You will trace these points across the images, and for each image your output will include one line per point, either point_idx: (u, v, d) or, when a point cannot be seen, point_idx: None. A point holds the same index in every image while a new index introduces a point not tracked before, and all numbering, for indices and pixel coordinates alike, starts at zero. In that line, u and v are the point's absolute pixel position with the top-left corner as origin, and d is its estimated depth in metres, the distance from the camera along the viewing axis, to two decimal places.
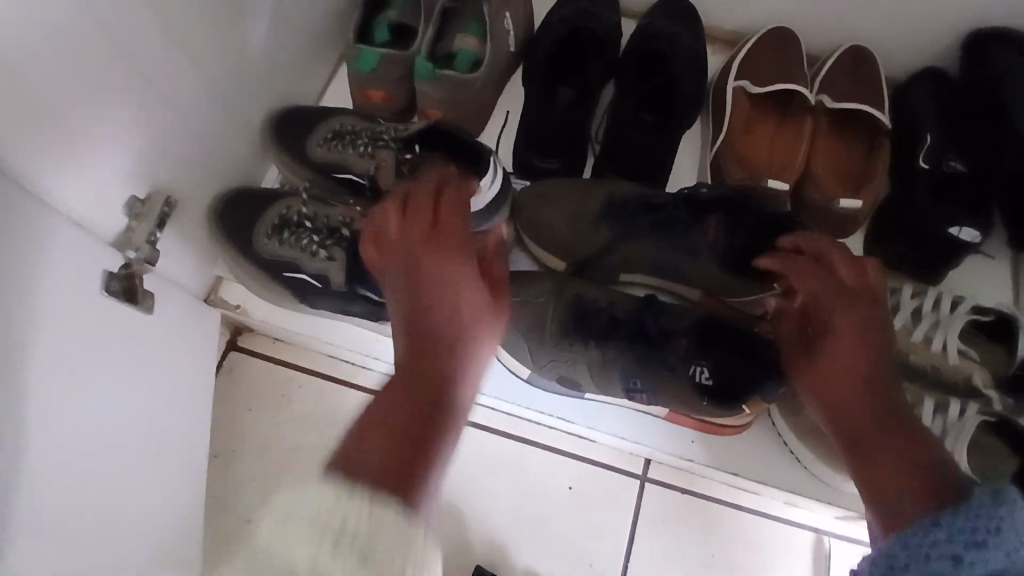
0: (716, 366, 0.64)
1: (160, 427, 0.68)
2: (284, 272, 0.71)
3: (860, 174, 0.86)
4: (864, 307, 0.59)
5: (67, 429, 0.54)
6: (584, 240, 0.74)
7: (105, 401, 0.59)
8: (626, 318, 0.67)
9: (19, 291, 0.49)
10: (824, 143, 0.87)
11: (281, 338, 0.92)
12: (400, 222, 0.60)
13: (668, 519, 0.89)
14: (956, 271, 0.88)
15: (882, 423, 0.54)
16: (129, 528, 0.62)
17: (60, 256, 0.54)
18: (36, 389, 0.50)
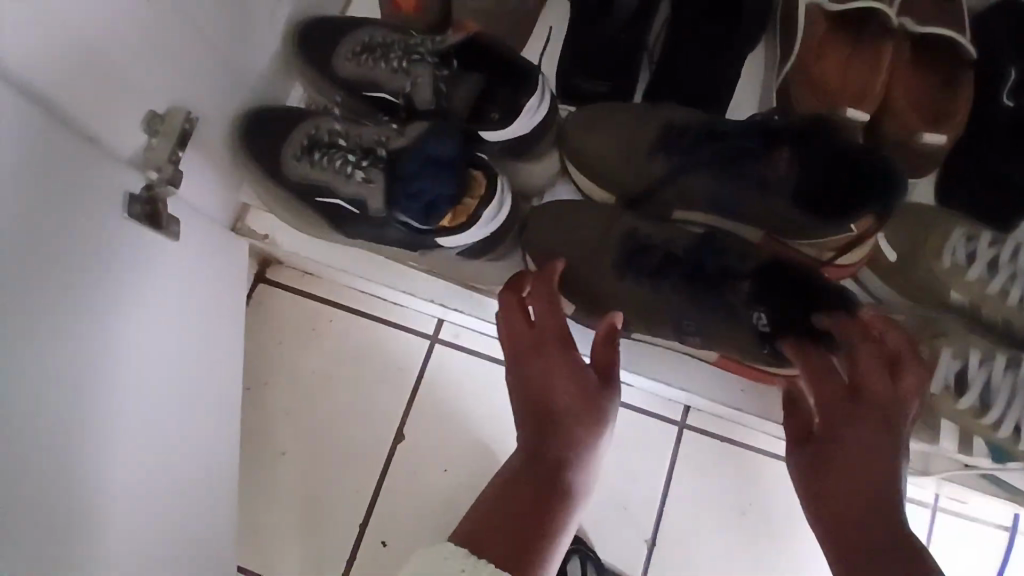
0: (778, 312, 0.60)
1: (189, 360, 0.66)
2: (317, 199, 0.66)
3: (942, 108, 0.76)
4: (897, 426, 0.55)
5: (93, 359, 0.51)
6: (635, 172, 0.67)
7: (129, 333, 0.56)
8: (682, 257, 0.62)
9: (22, 213, 0.44)
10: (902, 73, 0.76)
11: (309, 273, 0.89)
12: (521, 336, 0.63)
13: (705, 467, 0.86)
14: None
15: (885, 526, 0.51)
16: (165, 461, 0.61)
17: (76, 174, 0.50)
18: (49, 319, 0.47)
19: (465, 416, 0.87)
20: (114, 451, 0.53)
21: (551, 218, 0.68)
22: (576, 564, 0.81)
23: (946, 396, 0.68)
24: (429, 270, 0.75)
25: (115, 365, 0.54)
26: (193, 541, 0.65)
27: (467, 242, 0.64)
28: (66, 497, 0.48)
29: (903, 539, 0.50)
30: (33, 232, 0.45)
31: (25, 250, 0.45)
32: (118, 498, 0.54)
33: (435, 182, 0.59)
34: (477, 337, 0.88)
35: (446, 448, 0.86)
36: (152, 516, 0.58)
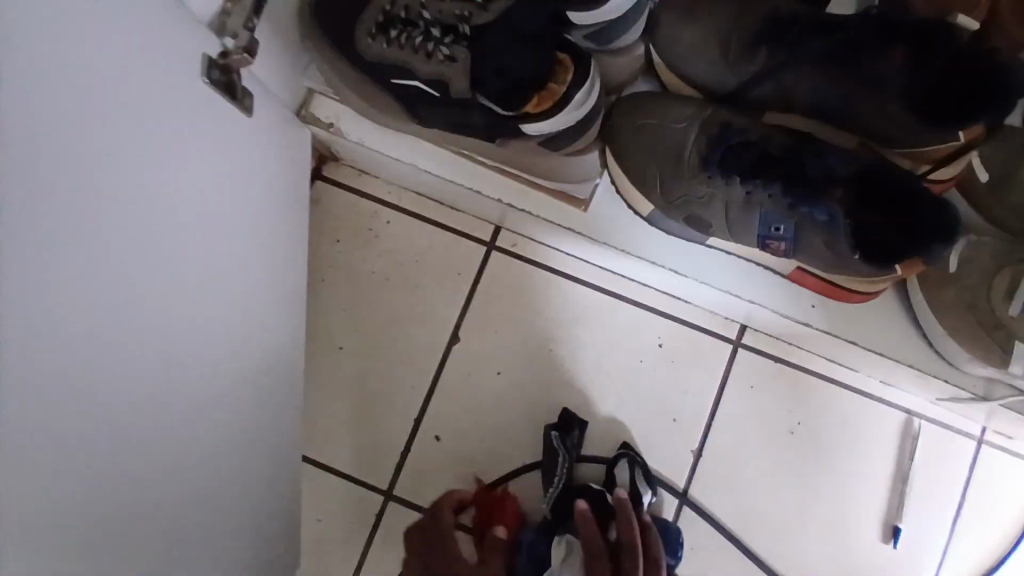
0: (873, 225, 0.58)
1: (257, 246, 0.66)
2: (393, 81, 0.64)
3: None
4: None
5: (183, 234, 0.51)
6: (731, 64, 0.64)
7: (203, 208, 0.54)
8: (780, 156, 0.60)
9: (115, 74, 0.41)
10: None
11: (366, 173, 0.87)
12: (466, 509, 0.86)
13: (756, 385, 0.86)
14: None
15: None
16: (238, 343, 0.62)
17: (174, 37, 0.48)
18: (142, 190, 0.45)
19: (518, 324, 0.87)
20: (193, 327, 0.53)
21: (642, 106, 0.66)
22: (623, 468, 0.83)
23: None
24: (500, 167, 0.72)
25: (196, 239, 0.53)
26: (257, 425, 0.67)
27: (554, 130, 0.63)
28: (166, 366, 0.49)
29: None
30: (124, 93, 0.42)
31: (118, 113, 0.42)
32: (204, 375, 0.55)
33: (530, 65, 0.57)
34: (535, 246, 0.87)
35: (499, 353, 0.87)
36: (230, 397, 0.60)
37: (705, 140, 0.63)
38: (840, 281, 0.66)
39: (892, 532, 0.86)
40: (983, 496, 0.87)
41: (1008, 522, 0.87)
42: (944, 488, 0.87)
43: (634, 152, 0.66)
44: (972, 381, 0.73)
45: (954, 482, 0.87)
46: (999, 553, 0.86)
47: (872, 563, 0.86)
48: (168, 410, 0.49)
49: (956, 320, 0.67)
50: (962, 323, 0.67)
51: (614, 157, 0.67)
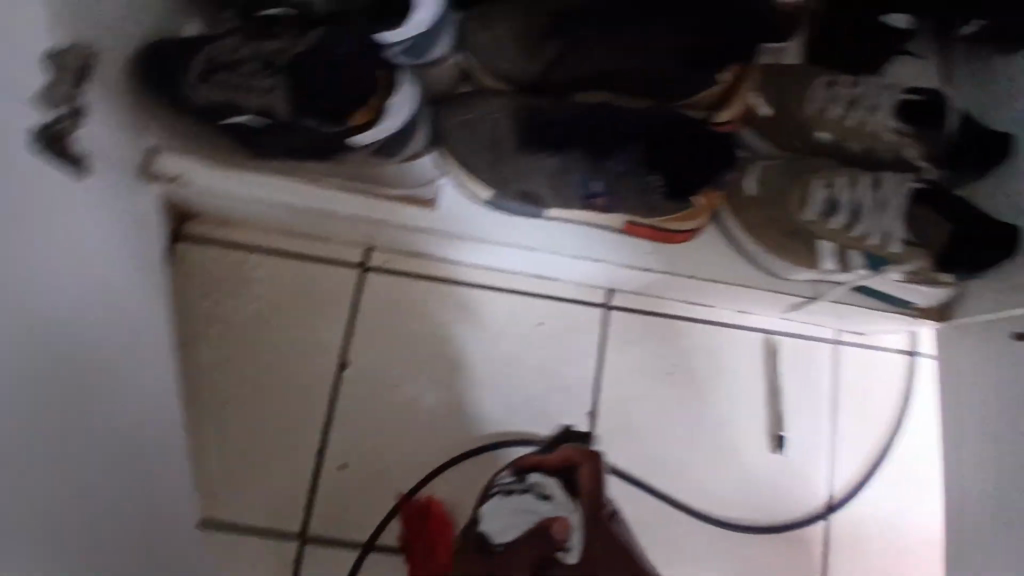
0: (671, 167, 0.68)
1: (136, 282, 0.67)
2: (227, 120, 0.68)
3: None
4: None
5: (56, 289, 0.50)
6: (531, 57, 0.72)
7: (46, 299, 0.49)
8: (581, 127, 0.69)
9: None
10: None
11: (229, 222, 0.90)
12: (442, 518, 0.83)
13: (632, 339, 0.94)
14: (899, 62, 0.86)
15: None
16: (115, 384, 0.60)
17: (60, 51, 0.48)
18: None
19: (406, 335, 0.90)
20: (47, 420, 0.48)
21: (458, 108, 0.73)
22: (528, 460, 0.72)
23: (819, 222, 0.74)
24: (346, 186, 0.76)
25: (39, 331, 0.48)
26: (138, 502, 0.63)
27: (381, 137, 0.70)
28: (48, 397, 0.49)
29: None
30: None
31: None
32: (72, 449, 0.52)
33: (344, 90, 0.63)
34: (407, 257, 0.91)
35: (391, 366, 0.89)
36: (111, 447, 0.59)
37: (519, 126, 0.70)
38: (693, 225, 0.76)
39: (779, 441, 0.95)
40: (853, 392, 0.98)
41: (873, 409, 0.97)
42: (818, 394, 0.97)
43: (460, 148, 0.73)
44: (802, 285, 0.81)
45: (820, 386, 0.97)
46: (876, 435, 0.97)
47: (771, 473, 0.94)
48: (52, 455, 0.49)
49: (763, 235, 0.76)
50: (775, 236, 0.75)
51: (447, 155, 0.74)
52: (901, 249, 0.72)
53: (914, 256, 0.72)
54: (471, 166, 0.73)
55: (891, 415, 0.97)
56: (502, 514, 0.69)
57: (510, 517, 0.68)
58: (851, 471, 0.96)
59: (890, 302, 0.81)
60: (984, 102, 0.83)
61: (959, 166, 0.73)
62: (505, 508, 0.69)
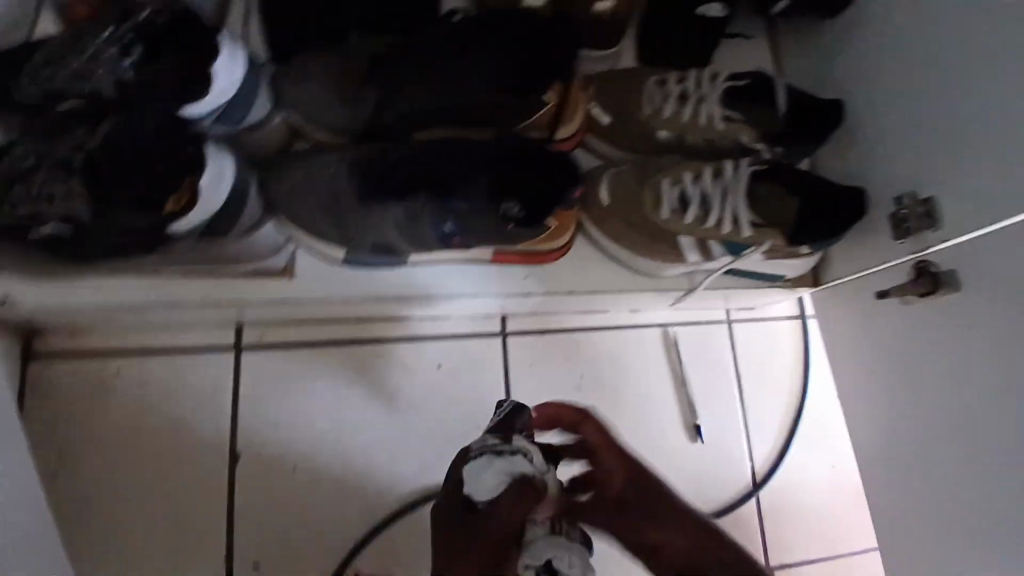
0: (516, 195, 0.68)
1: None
2: (29, 236, 0.61)
3: None
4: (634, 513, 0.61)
5: None
6: (360, 108, 0.70)
7: None
8: (420, 170, 0.67)
9: None
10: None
11: (82, 329, 0.82)
12: None
13: (536, 361, 0.93)
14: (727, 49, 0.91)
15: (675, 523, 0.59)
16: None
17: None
18: None
19: (301, 407, 0.86)
20: None
21: (291, 172, 0.70)
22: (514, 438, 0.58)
23: (675, 219, 0.74)
24: (189, 271, 0.71)
25: None
26: None
27: (201, 220, 0.63)
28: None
29: (665, 516, 0.59)
30: None
31: None
32: None
33: (149, 185, 0.60)
34: (286, 327, 0.87)
35: (292, 443, 0.84)
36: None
37: (358, 179, 0.67)
38: (559, 244, 0.76)
39: (697, 430, 0.95)
40: (758, 366, 1.00)
41: (778, 378, 1.00)
42: (722, 373, 0.98)
43: (304, 212, 0.69)
44: (678, 279, 0.81)
45: (725, 367, 0.99)
46: (790, 403, 0.99)
47: (697, 465, 0.95)
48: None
49: (626, 240, 0.77)
50: (638, 239, 0.76)
51: (290, 222, 0.70)
52: (750, 231, 0.74)
53: (766, 235, 0.74)
54: (319, 231, 0.70)
55: (793, 380, 1.00)
56: (488, 468, 0.54)
57: (497, 471, 0.54)
58: (769, 442, 0.98)
59: (764, 279, 0.83)
60: (806, 76, 0.88)
61: (793, 145, 0.79)
62: (494, 464, 0.54)
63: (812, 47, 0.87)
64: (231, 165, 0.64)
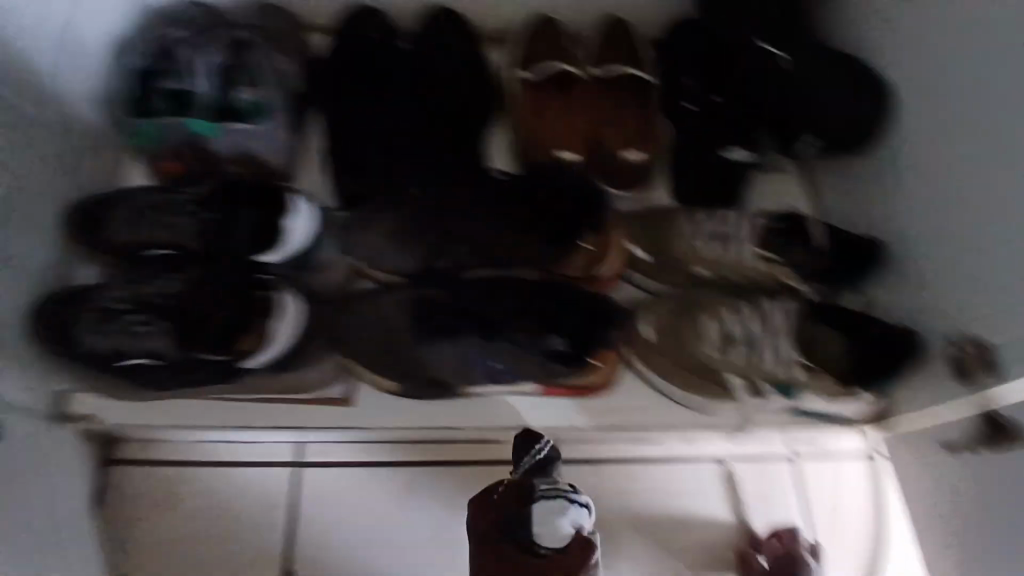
0: (562, 332, 0.72)
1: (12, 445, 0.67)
2: (116, 364, 0.67)
3: (636, 124, 0.88)
4: None
5: None
6: (408, 249, 0.75)
7: None
8: (471, 309, 0.72)
9: None
10: (595, 109, 0.89)
11: (154, 440, 0.88)
12: None
13: (589, 491, 0.87)
14: (760, 180, 0.95)
15: None
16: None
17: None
18: None
19: (349, 529, 0.87)
20: None
21: (349, 308, 0.74)
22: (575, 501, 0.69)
23: (724, 356, 0.76)
24: (252, 399, 0.74)
25: None
26: None
27: (275, 356, 0.70)
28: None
29: None
30: None
31: None
32: None
33: (227, 317, 0.68)
34: (338, 447, 0.90)
35: (338, 565, 0.86)
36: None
37: (410, 316, 0.72)
38: (603, 382, 0.75)
39: None
40: (830, 509, 0.89)
41: (854, 526, 0.88)
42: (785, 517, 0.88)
43: (355, 345, 0.73)
44: (731, 417, 0.76)
45: (791, 509, 0.89)
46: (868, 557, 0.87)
47: None
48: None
49: (676, 375, 0.77)
50: (683, 377, 0.76)
51: (347, 356, 0.74)
52: (801, 372, 0.76)
53: (819, 375, 0.75)
54: (369, 364, 0.73)
55: (871, 527, 0.89)
56: (559, 521, 0.68)
57: (565, 525, 0.68)
58: None
59: (829, 417, 0.77)
60: (846, 209, 0.89)
61: (834, 281, 0.79)
62: (564, 515, 0.68)
63: (848, 177, 0.89)
64: (304, 309, 0.71)
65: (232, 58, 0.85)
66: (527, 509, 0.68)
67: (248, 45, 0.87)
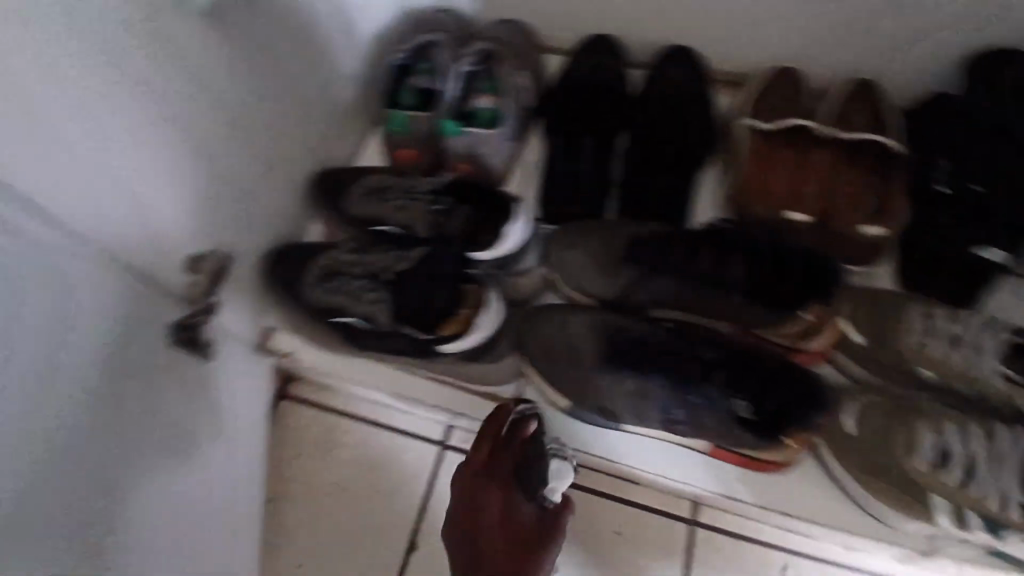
0: (752, 399, 0.67)
1: (228, 369, 0.78)
2: (332, 318, 0.75)
3: (873, 194, 0.83)
4: None
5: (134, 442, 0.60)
6: (611, 276, 0.76)
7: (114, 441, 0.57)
8: (662, 350, 0.70)
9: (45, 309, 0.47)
10: (833, 170, 0.84)
11: (327, 388, 0.97)
12: None
13: (725, 563, 0.82)
14: (1003, 285, 0.85)
15: None
16: (180, 463, 0.68)
17: (139, 100, 0.56)
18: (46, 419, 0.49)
19: None
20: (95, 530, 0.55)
21: (543, 320, 0.76)
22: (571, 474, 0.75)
23: (934, 472, 0.69)
24: (431, 376, 0.82)
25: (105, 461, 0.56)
26: None
27: (468, 348, 0.72)
28: (90, 430, 0.54)
29: None
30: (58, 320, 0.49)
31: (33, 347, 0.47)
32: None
33: (438, 299, 0.71)
34: None
35: None
36: (177, 535, 0.67)
37: (601, 343, 0.72)
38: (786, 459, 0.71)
39: None
40: None
41: None
42: None
43: (541, 356, 0.75)
44: (912, 538, 0.73)
45: None
46: None
47: None
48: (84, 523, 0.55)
49: (870, 477, 0.71)
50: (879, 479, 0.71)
51: (529, 364, 0.76)
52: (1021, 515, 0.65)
53: None
54: (548, 378, 0.75)
55: None
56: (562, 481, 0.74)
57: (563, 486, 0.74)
58: None
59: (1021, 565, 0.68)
60: None
61: None
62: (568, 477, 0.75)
63: None
64: (501, 311, 0.73)
65: (473, 65, 0.91)
66: (534, 468, 0.74)
67: (490, 52, 0.92)
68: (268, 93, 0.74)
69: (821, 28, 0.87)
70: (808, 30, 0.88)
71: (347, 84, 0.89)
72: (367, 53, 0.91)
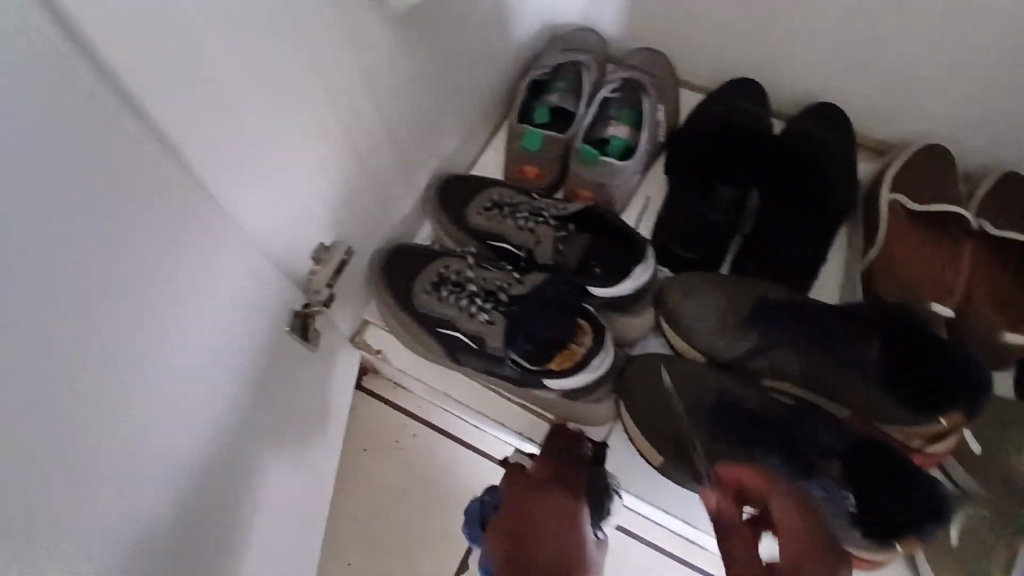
0: (863, 493, 0.63)
1: (331, 361, 0.78)
2: (439, 330, 0.75)
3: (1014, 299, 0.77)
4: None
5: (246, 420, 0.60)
6: (727, 336, 0.74)
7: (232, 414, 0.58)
8: (778, 425, 0.68)
9: (190, 278, 0.48)
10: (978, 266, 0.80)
11: (400, 386, 0.96)
12: None
13: None
14: None
15: None
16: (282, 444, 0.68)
17: (312, 92, 0.56)
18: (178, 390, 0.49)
19: None
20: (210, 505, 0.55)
21: (653, 369, 0.75)
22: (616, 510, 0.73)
23: None
24: (522, 402, 0.83)
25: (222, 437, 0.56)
26: None
27: (573, 386, 0.70)
28: (215, 402, 0.55)
29: None
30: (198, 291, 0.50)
31: (176, 313, 0.48)
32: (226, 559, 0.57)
33: (549, 329, 0.70)
34: None
35: None
36: (276, 517, 0.68)
37: (708, 405, 0.71)
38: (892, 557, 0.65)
39: None
40: None
41: None
42: None
43: (643, 405, 0.74)
44: None
45: None
46: None
47: None
48: (213, 500, 0.55)
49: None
50: None
51: (627, 410, 0.75)
52: None
53: None
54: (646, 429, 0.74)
55: None
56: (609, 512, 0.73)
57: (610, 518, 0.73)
58: None
59: None
60: None
61: None
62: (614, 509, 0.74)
63: None
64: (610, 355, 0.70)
65: (613, 92, 0.90)
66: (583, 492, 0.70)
67: (630, 81, 0.90)
68: (418, 96, 0.73)
69: (982, 114, 0.83)
70: (967, 114, 0.84)
71: (482, 93, 0.89)
72: (505, 64, 0.91)
